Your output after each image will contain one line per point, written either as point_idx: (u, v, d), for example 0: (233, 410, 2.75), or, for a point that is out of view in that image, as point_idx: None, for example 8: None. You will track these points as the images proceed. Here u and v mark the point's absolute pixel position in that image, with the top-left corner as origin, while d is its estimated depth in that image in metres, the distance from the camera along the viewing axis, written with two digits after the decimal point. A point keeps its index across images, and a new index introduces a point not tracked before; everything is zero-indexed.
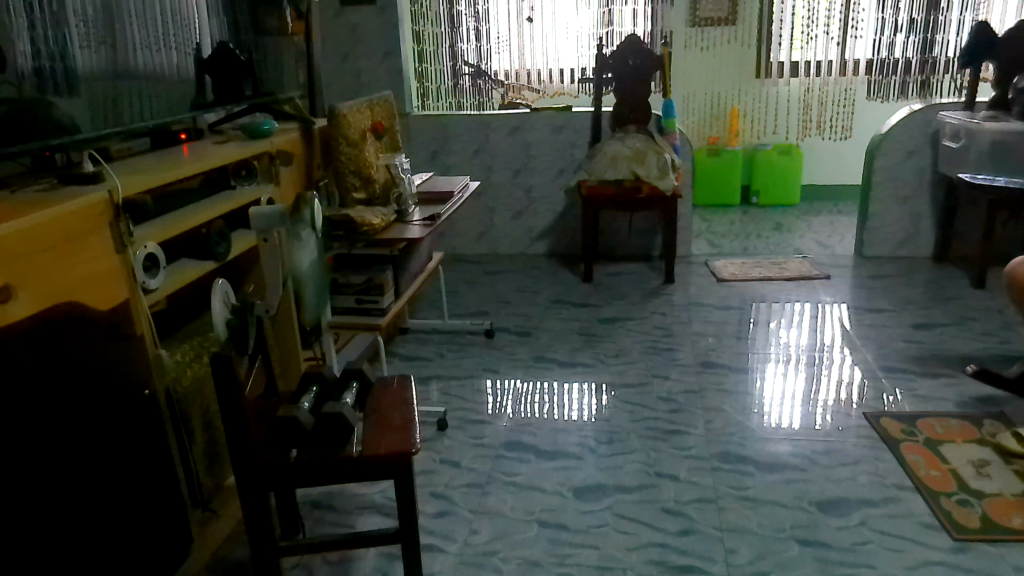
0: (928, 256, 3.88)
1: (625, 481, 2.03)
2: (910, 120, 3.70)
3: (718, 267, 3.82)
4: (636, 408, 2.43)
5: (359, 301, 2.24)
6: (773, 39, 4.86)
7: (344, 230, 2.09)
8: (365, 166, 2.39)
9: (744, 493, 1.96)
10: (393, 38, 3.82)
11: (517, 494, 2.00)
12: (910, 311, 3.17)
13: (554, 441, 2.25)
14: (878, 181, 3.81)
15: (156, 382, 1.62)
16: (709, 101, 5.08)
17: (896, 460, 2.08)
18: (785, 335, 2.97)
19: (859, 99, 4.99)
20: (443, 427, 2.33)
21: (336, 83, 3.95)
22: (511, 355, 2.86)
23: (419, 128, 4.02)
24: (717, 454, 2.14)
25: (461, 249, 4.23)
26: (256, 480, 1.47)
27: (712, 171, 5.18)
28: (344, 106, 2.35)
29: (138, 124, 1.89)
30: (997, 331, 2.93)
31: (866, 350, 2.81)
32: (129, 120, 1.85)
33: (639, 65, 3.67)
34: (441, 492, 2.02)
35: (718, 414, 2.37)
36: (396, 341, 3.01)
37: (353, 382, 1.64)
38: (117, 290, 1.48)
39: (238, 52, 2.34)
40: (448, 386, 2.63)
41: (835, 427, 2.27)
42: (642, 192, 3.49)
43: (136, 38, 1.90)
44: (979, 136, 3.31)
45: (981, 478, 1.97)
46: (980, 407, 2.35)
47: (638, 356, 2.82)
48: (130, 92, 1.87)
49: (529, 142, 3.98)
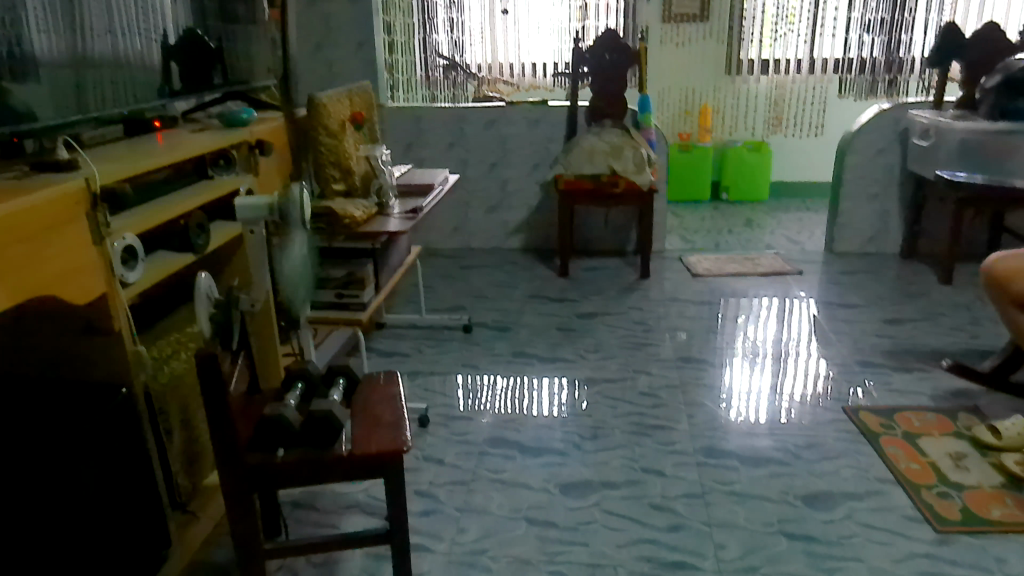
0: (896, 253, 3.96)
1: (610, 476, 2.02)
2: (879, 119, 3.76)
3: (692, 262, 3.84)
4: (618, 403, 2.42)
5: (339, 295, 2.21)
6: (744, 36, 4.91)
7: (325, 223, 2.09)
8: (345, 157, 2.33)
9: (730, 488, 1.96)
10: (367, 28, 3.75)
11: (504, 492, 1.97)
12: (882, 306, 3.22)
13: (538, 437, 2.23)
14: (849, 178, 3.86)
15: (133, 380, 1.54)
16: (683, 96, 5.10)
17: (876, 453, 2.11)
18: (752, 329, 3.00)
19: (831, 97, 5.07)
20: (424, 424, 2.29)
21: (310, 73, 3.87)
22: (490, 350, 2.83)
23: (393, 120, 3.95)
24: (701, 448, 2.14)
25: (434, 242, 4.18)
26: (241, 482, 1.43)
27: (684, 167, 5.19)
28: (323, 95, 2.26)
29: (100, 111, 1.81)
30: (966, 326, 2.99)
31: (841, 346, 2.84)
32: (90, 107, 1.78)
33: (615, 60, 3.66)
34: (426, 490, 1.99)
35: (699, 408, 2.38)
36: (373, 337, 2.96)
37: (339, 378, 1.62)
38: (95, 284, 1.41)
39: (207, 40, 2.27)
40: (427, 382, 2.60)
41: (814, 421, 2.29)
42: (619, 186, 3.49)
43: (100, 24, 1.83)
44: (948, 135, 3.34)
45: (959, 470, 2.00)
46: (954, 400, 2.39)
47: (617, 351, 2.82)
48: (93, 80, 1.79)
49: (504, 136, 3.94)
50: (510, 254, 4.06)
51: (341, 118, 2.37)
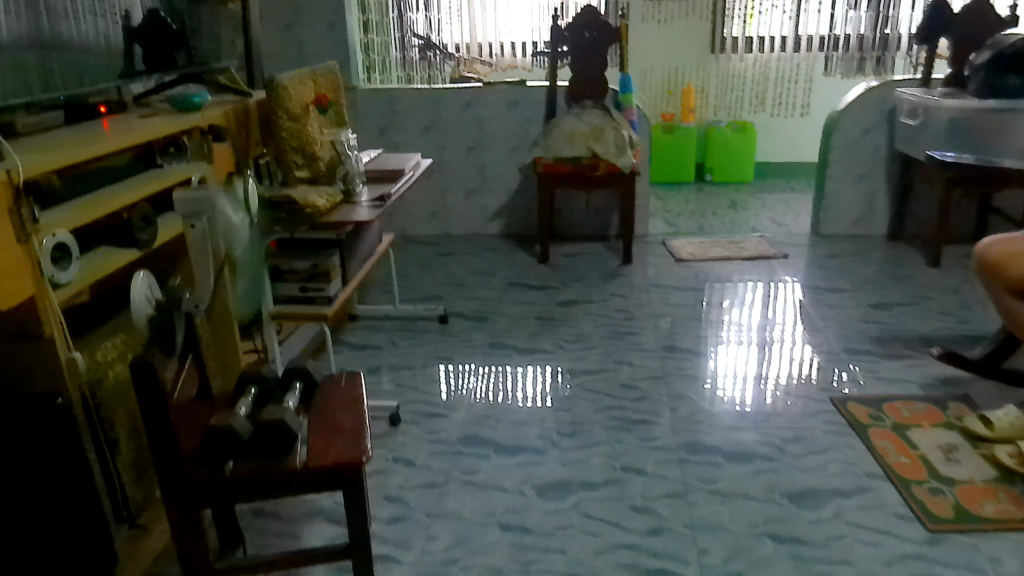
0: (883, 234, 3.88)
1: (589, 476, 1.93)
2: (867, 97, 3.67)
3: (675, 246, 3.74)
4: (598, 396, 2.33)
5: (303, 288, 2.09)
6: (726, 13, 4.81)
7: (286, 213, 1.94)
8: (308, 142, 2.20)
9: (715, 487, 1.88)
10: (337, 7, 3.61)
11: (477, 494, 1.88)
12: (868, 291, 3.14)
13: (515, 434, 2.13)
14: (835, 158, 3.77)
15: (69, 389, 1.43)
16: (665, 76, 4.99)
17: (865, 446, 2.03)
18: (736, 315, 2.91)
19: (817, 76, 4.96)
20: (395, 422, 2.19)
21: (279, 54, 3.72)
22: (466, 342, 2.73)
23: (366, 103, 3.81)
24: (684, 444, 2.06)
25: (411, 228, 4.06)
26: (186, 498, 1.33)
27: (668, 148, 5.07)
28: (283, 76, 2.12)
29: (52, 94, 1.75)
30: (955, 310, 2.92)
31: (827, 332, 2.76)
32: (38, 89, 1.71)
33: (594, 38, 3.54)
34: (395, 494, 1.89)
35: (683, 401, 2.29)
36: (345, 329, 2.85)
37: (296, 383, 1.52)
38: (21, 286, 1.30)
39: (169, 21, 2.17)
40: (401, 377, 2.50)
41: (803, 412, 2.21)
42: (599, 170, 3.37)
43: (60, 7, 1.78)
44: (937, 114, 3.25)
45: (951, 464, 1.93)
46: (944, 389, 2.32)
47: (598, 340, 2.72)
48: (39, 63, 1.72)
49: (482, 118, 3.82)
50: (490, 240, 3.95)
51: (305, 100, 2.23)
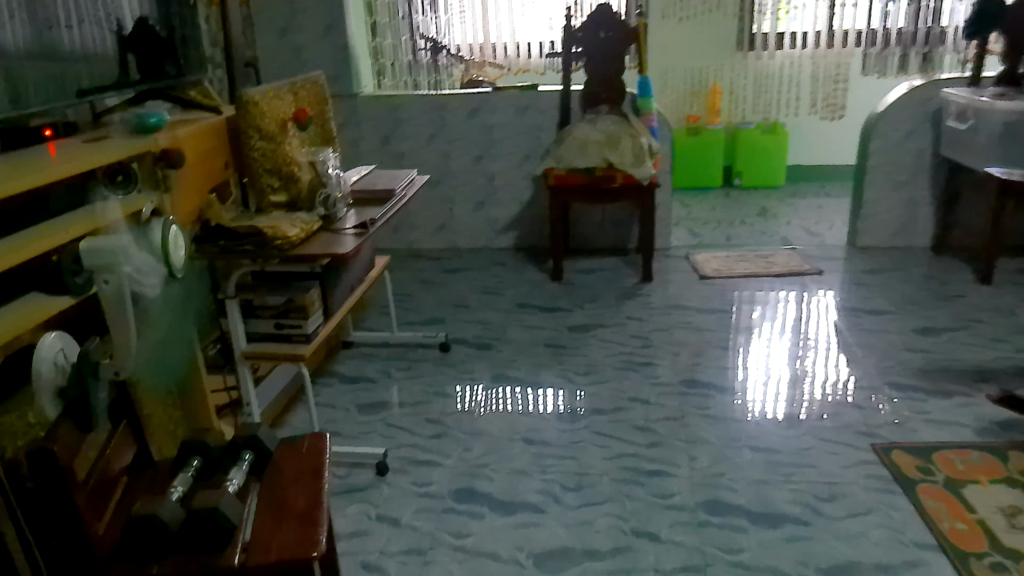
0: (926, 246, 3.58)
1: (593, 542, 1.70)
2: (908, 98, 3.38)
3: (699, 261, 3.48)
4: (608, 441, 2.09)
5: (278, 325, 1.89)
6: (755, 9, 4.54)
7: (252, 244, 1.72)
8: (284, 162, 2.00)
9: (738, 558, 1.64)
10: (336, 10, 3.43)
11: (465, 564, 1.66)
12: (912, 313, 2.85)
13: (512, 488, 1.91)
14: (873, 165, 3.48)
15: None
16: (688, 76, 4.72)
17: (913, 507, 1.77)
18: (765, 342, 2.65)
19: (853, 75, 4.68)
20: (382, 472, 1.98)
21: (275, 59, 3.54)
22: (467, 374, 2.51)
23: (368, 111, 3.60)
24: (704, 503, 1.81)
25: (418, 242, 3.85)
26: None
27: (692, 153, 4.79)
28: (253, 91, 1.91)
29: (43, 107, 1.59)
30: (1009, 337, 2.63)
31: (866, 363, 2.48)
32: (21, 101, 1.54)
33: (610, 38, 3.29)
34: (374, 562, 1.68)
35: (703, 447, 2.04)
36: (338, 359, 2.64)
37: (244, 454, 1.32)
38: None
39: (159, 29, 2.04)
40: (393, 416, 2.28)
41: (840, 464, 1.95)
42: (616, 181, 3.11)
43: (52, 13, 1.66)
44: (988, 117, 2.93)
45: (1015, 532, 1.66)
46: (1003, 434, 2.04)
47: (611, 373, 2.48)
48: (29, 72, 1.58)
49: (490, 125, 3.59)
50: (500, 254, 3.72)
51: (280, 115, 2.02)
